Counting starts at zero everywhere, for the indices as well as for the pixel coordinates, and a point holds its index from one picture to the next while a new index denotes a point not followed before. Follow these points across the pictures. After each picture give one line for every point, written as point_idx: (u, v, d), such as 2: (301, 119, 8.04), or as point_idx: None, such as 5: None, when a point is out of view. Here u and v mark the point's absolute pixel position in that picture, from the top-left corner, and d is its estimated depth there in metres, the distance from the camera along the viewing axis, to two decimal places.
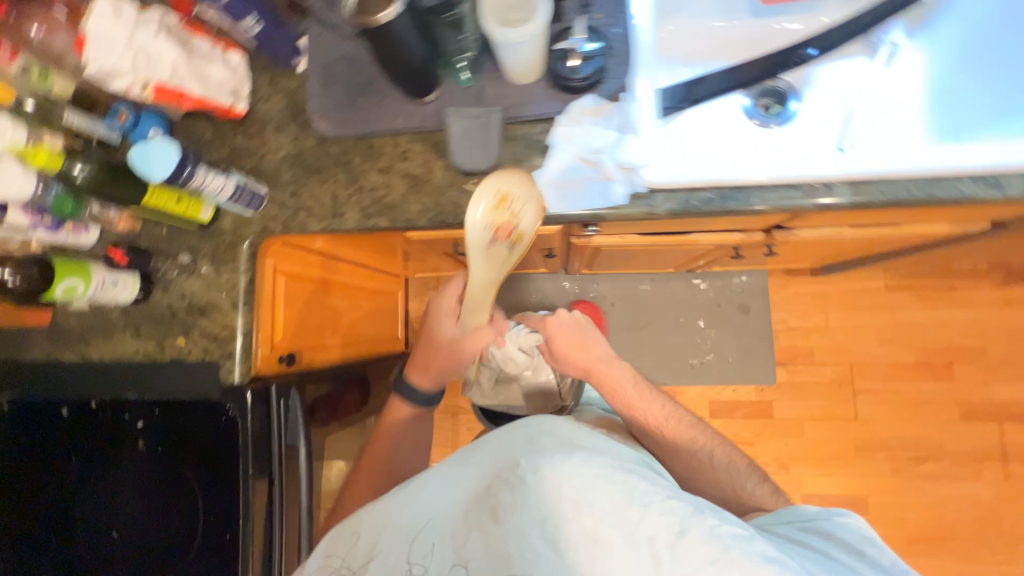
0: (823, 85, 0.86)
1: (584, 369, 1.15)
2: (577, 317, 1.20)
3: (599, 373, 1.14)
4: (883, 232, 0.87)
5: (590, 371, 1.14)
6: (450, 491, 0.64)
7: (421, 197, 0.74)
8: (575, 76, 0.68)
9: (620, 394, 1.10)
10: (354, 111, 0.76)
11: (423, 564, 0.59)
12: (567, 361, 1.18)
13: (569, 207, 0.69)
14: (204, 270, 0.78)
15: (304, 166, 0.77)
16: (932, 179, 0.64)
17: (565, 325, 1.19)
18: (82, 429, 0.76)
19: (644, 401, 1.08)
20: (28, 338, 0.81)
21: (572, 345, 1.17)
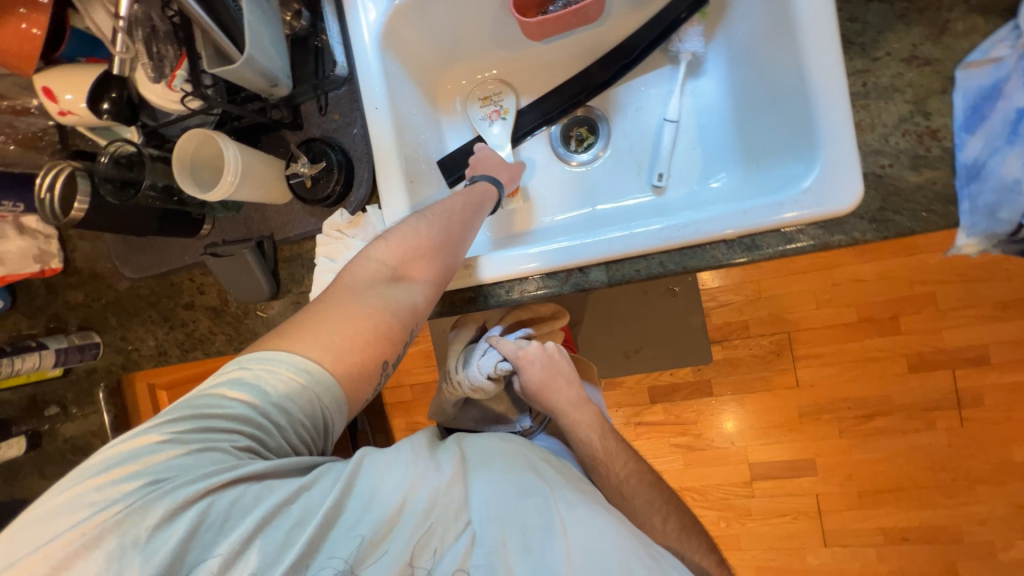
0: (625, 114, 0.78)
1: (552, 412, 0.93)
2: (548, 347, 0.95)
3: (569, 419, 0.92)
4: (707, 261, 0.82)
5: (558, 415, 0.93)
6: (473, 488, 0.56)
7: (226, 328, 0.76)
8: (316, 197, 0.66)
9: (588, 447, 0.91)
10: (145, 252, 0.77)
11: (425, 565, 0.51)
12: (536, 398, 0.94)
13: None
14: (75, 412, 0.87)
15: (124, 310, 0.81)
16: (677, 251, 0.60)
17: (535, 356, 0.93)
18: None
19: (609, 459, 0.90)
20: None
21: (542, 383, 0.93)
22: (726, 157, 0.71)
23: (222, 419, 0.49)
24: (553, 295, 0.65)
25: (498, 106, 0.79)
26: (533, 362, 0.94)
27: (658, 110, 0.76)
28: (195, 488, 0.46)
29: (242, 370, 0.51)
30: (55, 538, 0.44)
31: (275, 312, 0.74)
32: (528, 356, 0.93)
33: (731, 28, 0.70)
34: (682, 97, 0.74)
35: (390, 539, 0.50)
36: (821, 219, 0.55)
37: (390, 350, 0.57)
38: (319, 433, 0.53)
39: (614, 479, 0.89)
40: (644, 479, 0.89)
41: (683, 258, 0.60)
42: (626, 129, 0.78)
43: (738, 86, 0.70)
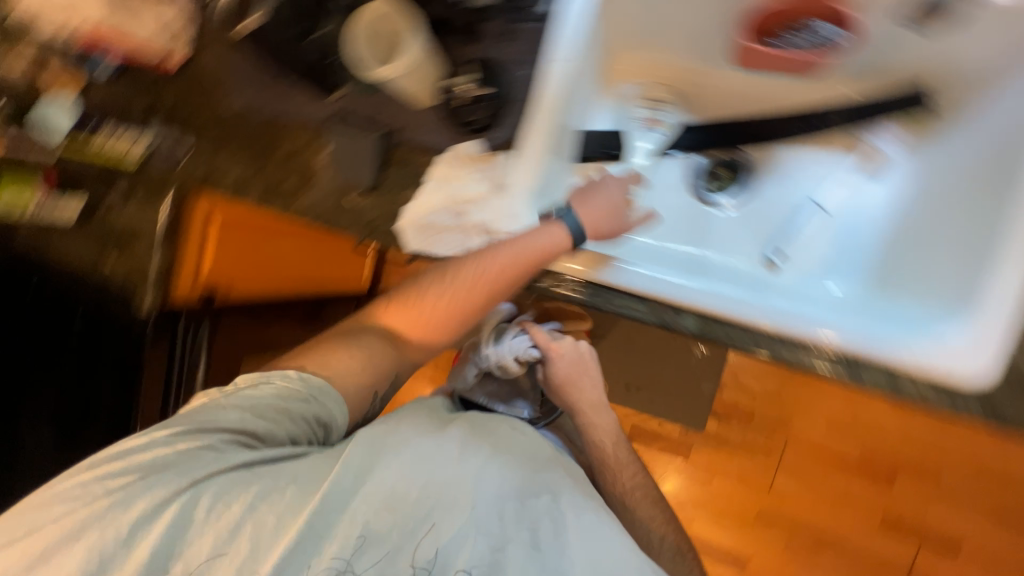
0: (780, 177, 0.75)
1: (568, 408, 0.98)
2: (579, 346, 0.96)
3: (584, 417, 0.97)
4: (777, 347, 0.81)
5: (574, 413, 0.97)
6: (476, 480, 0.64)
7: (309, 198, 0.75)
8: (462, 116, 0.64)
9: (598, 449, 0.97)
10: (270, 91, 0.76)
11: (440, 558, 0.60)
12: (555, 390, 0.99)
13: (422, 248, 0.68)
14: (135, 201, 0.87)
15: (223, 132, 0.81)
16: (778, 337, 0.58)
17: (565, 351, 0.97)
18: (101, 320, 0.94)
19: (619, 469, 0.96)
20: None
21: (565, 378, 0.96)
22: (858, 266, 0.69)
23: (209, 434, 0.62)
24: (636, 320, 0.63)
25: (658, 116, 0.77)
26: (562, 357, 0.97)
27: (811, 188, 0.73)
28: (194, 475, 0.58)
29: (268, 485, 0.60)
30: (52, 522, 0.56)
31: (364, 205, 0.72)
32: (558, 348, 0.97)
33: (930, 151, 0.68)
34: (842, 189, 0.72)
35: (389, 528, 0.60)
36: (944, 380, 0.54)
37: (381, 380, 0.70)
38: (320, 426, 0.66)
39: (619, 487, 0.95)
40: (645, 498, 0.94)
41: (781, 345, 0.58)
42: (774, 192, 0.75)
43: (906, 205, 0.68)
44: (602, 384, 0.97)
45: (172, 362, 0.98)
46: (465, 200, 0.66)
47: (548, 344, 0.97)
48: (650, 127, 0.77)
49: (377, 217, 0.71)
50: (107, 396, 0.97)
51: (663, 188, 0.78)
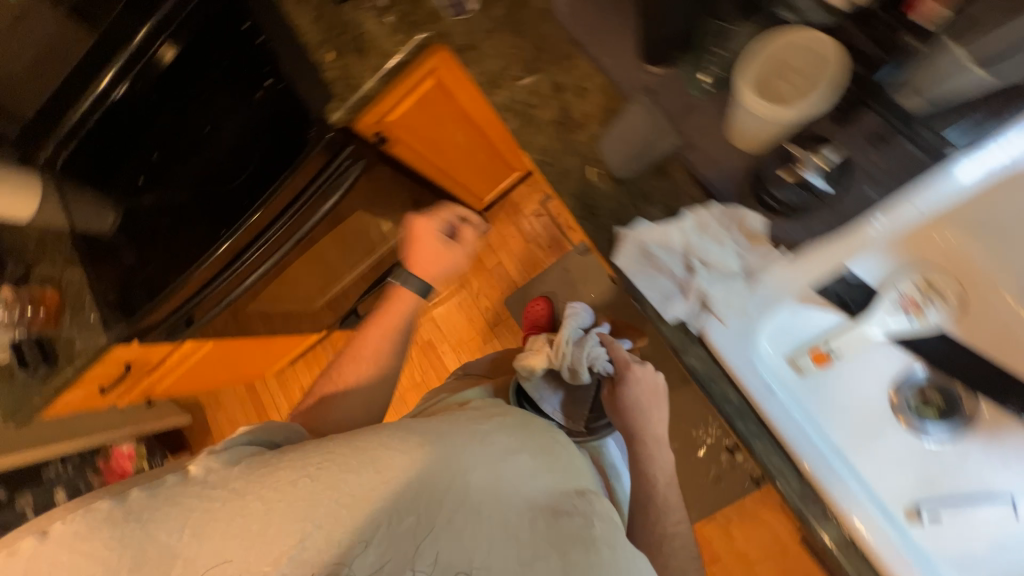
0: (999, 455, 0.64)
1: (629, 432, 0.94)
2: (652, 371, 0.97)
3: (643, 445, 0.93)
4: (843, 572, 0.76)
5: (634, 438, 0.93)
6: (495, 473, 0.67)
7: (554, 141, 0.69)
8: (774, 188, 0.55)
9: (647, 486, 0.91)
10: (589, 15, 0.68)
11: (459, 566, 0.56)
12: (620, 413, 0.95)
13: (628, 271, 0.63)
14: (388, 20, 0.83)
15: (514, 17, 0.73)
16: None
17: (642, 377, 0.95)
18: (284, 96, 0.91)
19: (661, 514, 0.90)
20: None
21: (635, 401, 0.94)
22: None
23: None
24: (779, 491, 0.56)
25: (923, 306, 0.67)
26: (637, 380, 0.96)
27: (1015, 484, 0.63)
28: None
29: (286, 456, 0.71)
30: None
31: (602, 188, 0.65)
32: (636, 372, 0.95)
33: None
34: None
35: (409, 512, 0.58)
36: None
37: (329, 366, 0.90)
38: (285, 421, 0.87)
39: (658, 528, 0.89)
40: (681, 546, 0.88)
41: None
42: (975, 462, 0.65)
43: None
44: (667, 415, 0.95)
45: (301, 175, 0.89)
46: (706, 260, 0.59)
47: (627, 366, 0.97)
48: (908, 313, 0.67)
49: (607, 207, 0.65)
50: (246, 167, 0.96)
51: (868, 375, 0.70)
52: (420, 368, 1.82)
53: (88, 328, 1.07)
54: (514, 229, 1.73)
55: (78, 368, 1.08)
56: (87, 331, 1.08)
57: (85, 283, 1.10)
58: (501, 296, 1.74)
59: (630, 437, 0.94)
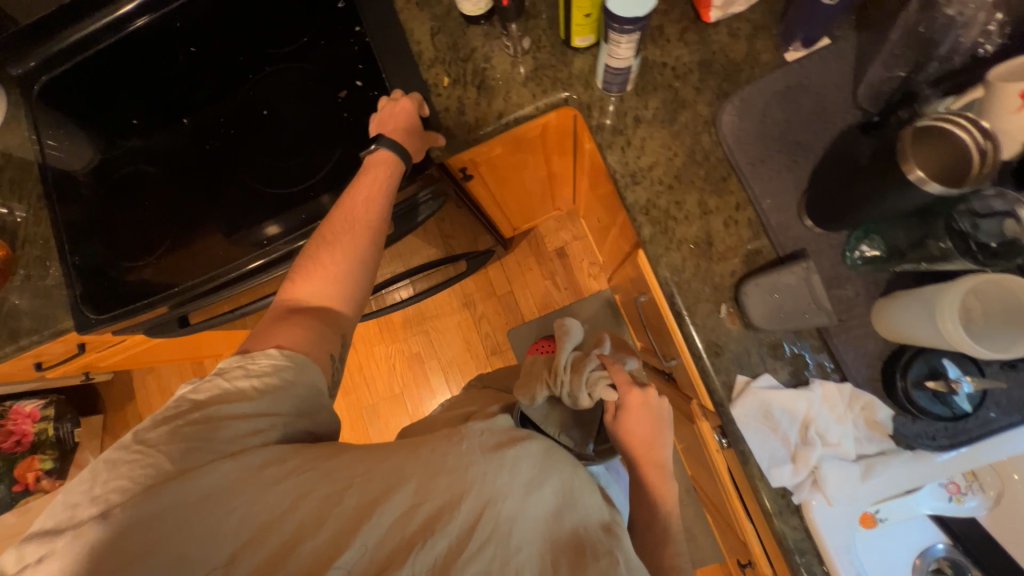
0: None
1: (632, 461, 0.92)
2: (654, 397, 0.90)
3: (645, 477, 0.91)
4: None
5: (637, 471, 0.92)
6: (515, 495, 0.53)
7: (688, 263, 0.65)
8: (912, 386, 0.56)
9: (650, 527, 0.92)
10: (756, 143, 0.64)
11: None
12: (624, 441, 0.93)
13: (743, 424, 0.61)
14: (522, 62, 0.73)
15: (671, 115, 0.68)
16: None
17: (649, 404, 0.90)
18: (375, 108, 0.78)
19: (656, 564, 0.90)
20: None
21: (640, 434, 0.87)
22: None
23: None
24: None
25: (964, 489, 0.72)
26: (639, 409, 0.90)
27: None
28: None
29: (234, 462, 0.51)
30: None
31: (729, 329, 0.63)
32: (639, 398, 0.89)
33: None
34: None
35: (436, 536, 0.49)
36: None
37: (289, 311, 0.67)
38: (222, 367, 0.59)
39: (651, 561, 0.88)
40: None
41: None
42: None
43: None
44: (672, 445, 0.92)
45: None
46: (824, 436, 0.59)
47: (631, 394, 0.90)
48: (951, 495, 0.72)
49: (730, 350, 0.63)
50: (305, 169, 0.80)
51: (900, 539, 0.75)
52: (402, 380, 1.72)
53: (49, 301, 0.87)
54: (534, 262, 1.67)
55: (23, 347, 0.87)
56: (47, 305, 0.87)
57: (53, 244, 0.88)
58: (504, 325, 1.69)
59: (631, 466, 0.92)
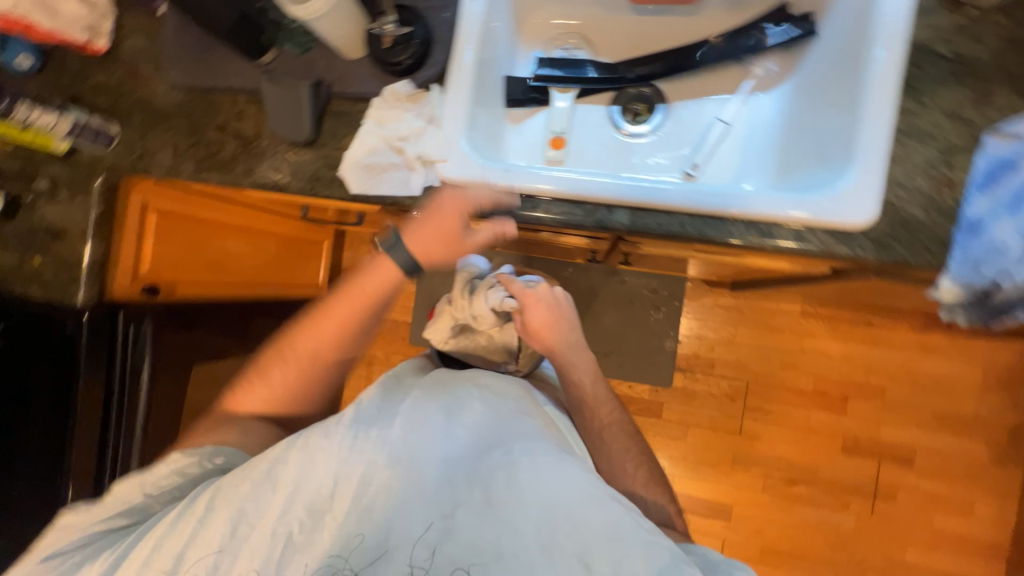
0: (690, 106, 0.83)
1: (549, 351, 0.85)
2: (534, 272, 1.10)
3: (569, 359, 0.84)
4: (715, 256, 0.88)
5: (555, 356, 0.84)
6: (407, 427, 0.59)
7: (251, 160, 0.76)
8: (393, 56, 0.68)
9: (577, 390, 0.84)
10: (197, 64, 0.78)
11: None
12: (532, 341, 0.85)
13: (365, 189, 0.70)
14: (61, 195, 0.85)
15: (152, 113, 0.81)
16: (755, 220, 0.62)
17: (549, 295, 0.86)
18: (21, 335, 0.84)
19: (595, 405, 0.83)
20: None
21: (546, 326, 0.84)
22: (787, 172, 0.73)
23: None
24: (575, 224, 0.68)
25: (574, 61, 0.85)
26: (539, 305, 0.85)
27: (714, 110, 0.82)
28: None
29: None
30: None
31: (304, 160, 0.74)
32: (539, 296, 0.85)
33: (803, 55, 0.76)
34: (739, 107, 0.80)
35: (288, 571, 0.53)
36: (835, 228, 0.60)
37: None
38: None
39: (595, 426, 0.83)
40: (622, 430, 0.82)
41: (705, 227, 0.64)
42: (689, 119, 0.83)
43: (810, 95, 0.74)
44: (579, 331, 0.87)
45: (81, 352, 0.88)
46: (401, 137, 0.69)
47: (530, 298, 0.84)
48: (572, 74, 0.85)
49: (320, 167, 0.73)
50: (34, 422, 0.86)
51: (597, 126, 0.85)
52: None
53: None
54: None
55: None
56: None
57: None
58: (406, 343, 1.71)
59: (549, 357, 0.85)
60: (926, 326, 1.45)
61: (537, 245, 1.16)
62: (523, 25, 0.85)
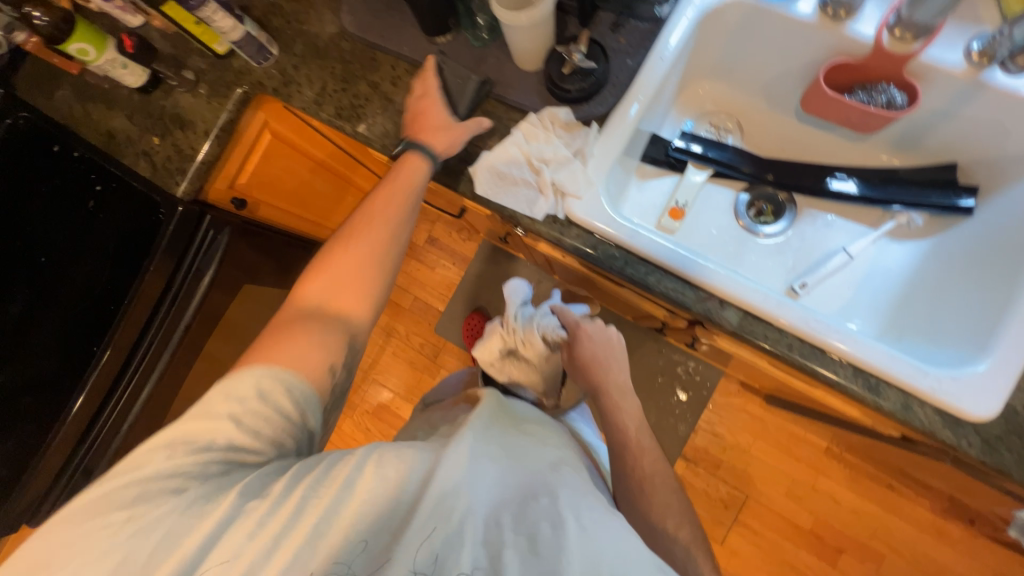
0: (821, 227, 0.81)
1: (594, 391, 0.78)
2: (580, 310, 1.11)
3: (613, 399, 0.77)
4: (786, 377, 0.85)
5: (599, 398, 0.77)
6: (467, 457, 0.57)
7: (390, 126, 0.77)
8: (564, 83, 0.68)
9: (619, 435, 0.76)
10: (375, 21, 0.80)
11: None
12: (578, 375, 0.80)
13: (490, 193, 0.70)
14: (201, 90, 0.87)
15: (313, 47, 0.83)
16: (861, 370, 0.60)
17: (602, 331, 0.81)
18: (116, 197, 0.88)
19: (639, 453, 0.74)
20: (60, 79, 0.93)
21: (591, 362, 0.78)
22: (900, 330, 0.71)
23: None
24: (680, 304, 0.66)
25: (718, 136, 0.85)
26: (590, 338, 0.80)
27: (843, 239, 0.80)
28: None
29: None
30: None
31: None
32: (590, 329, 0.81)
33: (954, 221, 0.74)
34: (870, 244, 0.78)
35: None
36: (946, 409, 0.57)
37: None
38: None
39: (636, 475, 0.73)
40: (664, 485, 0.72)
41: (810, 358, 0.62)
42: (814, 238, 0.81)
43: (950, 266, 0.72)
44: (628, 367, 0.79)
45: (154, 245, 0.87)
46: (544, 158, 0.69)
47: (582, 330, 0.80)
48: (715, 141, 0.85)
49: (453, 157, 0.73)
50: (92, 287, 0.87)
51: (722, 212, 0.83)
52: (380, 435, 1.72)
53: None
54: (418, 264, 1.74)
55: None
56: None
57: None
58: (430, 329, 1.71)
59: (594, 397, 0.78)
60: (948, 513, 1.39)
61: (602, 292, 1.15)
62: (683, 89, 0.85)
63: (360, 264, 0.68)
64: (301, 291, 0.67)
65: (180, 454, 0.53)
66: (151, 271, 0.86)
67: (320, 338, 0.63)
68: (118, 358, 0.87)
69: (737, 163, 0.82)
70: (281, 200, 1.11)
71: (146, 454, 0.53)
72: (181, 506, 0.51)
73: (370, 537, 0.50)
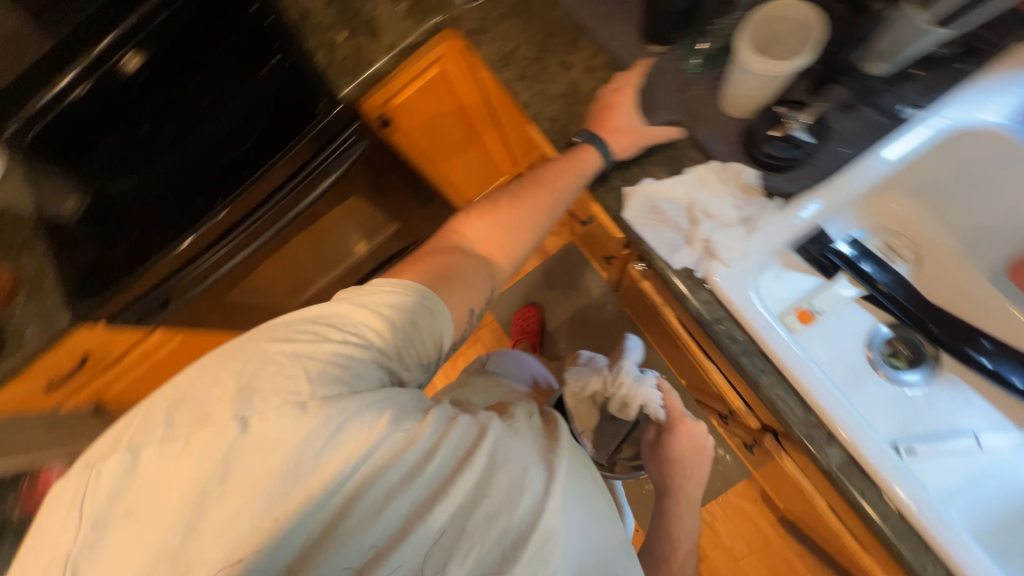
0: (957, 402, 0.72)
1: (661, 488, 0.76)
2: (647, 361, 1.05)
3: (678, 509, 0.74)
4: (839, 530, 0.78)
5: (665, 500, 0.75)
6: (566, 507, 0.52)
7: (564, 112, 0.75)
8: (766, 145, 0.63)
9: (668, 540, 0.74)
10: (595, 4, 0.77)
11: None
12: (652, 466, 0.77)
13: (636, 222, 0.67)
14: (402, 6, 0.89)
15: (522, 5, 0.81)
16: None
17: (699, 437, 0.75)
18: (282, 75, 0.91)
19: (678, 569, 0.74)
20: None
21: (676, 464, 0.74)
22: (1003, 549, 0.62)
23: None
24: (783, 418, 0.61)
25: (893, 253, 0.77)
26: (688, 440, 0.74)
27: (976, 424, 0.71)
28: None
29: None
30: None
31: None
32: (693, 432, 0.74)
33: None
34: (1007, 443, 0.69)
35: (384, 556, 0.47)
36: None
37: None
38: None
39: None
40: None
41: (900, 538, 0.56)
42: (944, 409, 0.72)
43: None
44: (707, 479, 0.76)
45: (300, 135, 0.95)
46: (708, 212, 0.65)
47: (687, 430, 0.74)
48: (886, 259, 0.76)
49: (614, 168, 0.70)
50: (235, 147, 0.94)
51: (861, 340, 0.75)
52: None
53: (46, 309, 0.97)
54: None
55: (31, 356, 0.98)
56: (47, 313, 0.98)
57: (45, 263, 0.98)
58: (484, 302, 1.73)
59: (659, 495, 0.76)
60: None
61: (674, 351, 1.10)
62: (875, 196, 0.77)
63: (521, 222, 0.68)
64: (461, 226, 0.68)
65: (348, 351, 0.53)
66: (287, 157, 0.96)
67: (462, 285, 0.62)
68: (231, 216, 0.97)
69: (905, 298, 0.73)
70: (417, 133, 1.14)
71: (314, 334, 0.53)
72: (342, 412, 0.49)
73: (481, 546, 0.49)
